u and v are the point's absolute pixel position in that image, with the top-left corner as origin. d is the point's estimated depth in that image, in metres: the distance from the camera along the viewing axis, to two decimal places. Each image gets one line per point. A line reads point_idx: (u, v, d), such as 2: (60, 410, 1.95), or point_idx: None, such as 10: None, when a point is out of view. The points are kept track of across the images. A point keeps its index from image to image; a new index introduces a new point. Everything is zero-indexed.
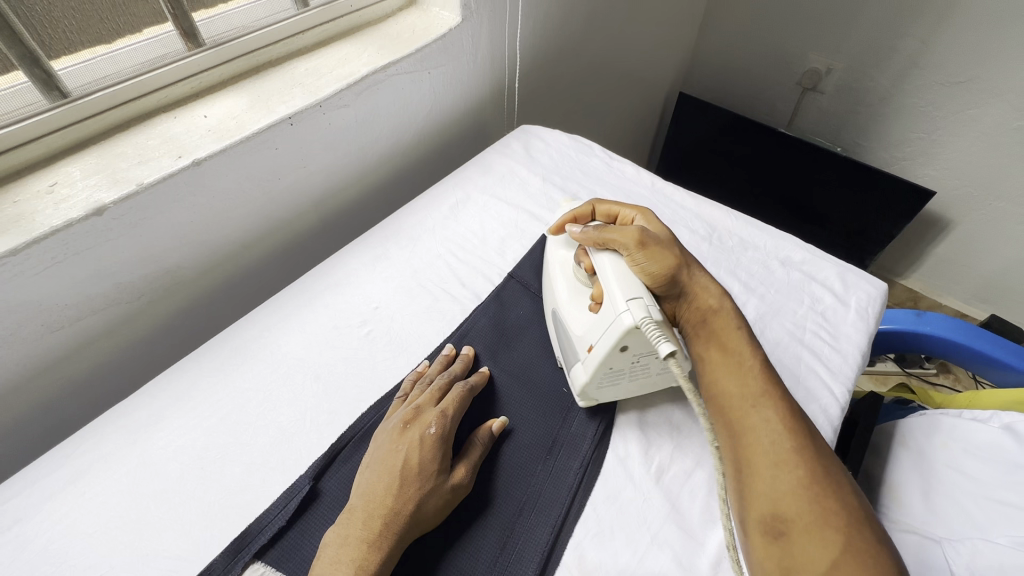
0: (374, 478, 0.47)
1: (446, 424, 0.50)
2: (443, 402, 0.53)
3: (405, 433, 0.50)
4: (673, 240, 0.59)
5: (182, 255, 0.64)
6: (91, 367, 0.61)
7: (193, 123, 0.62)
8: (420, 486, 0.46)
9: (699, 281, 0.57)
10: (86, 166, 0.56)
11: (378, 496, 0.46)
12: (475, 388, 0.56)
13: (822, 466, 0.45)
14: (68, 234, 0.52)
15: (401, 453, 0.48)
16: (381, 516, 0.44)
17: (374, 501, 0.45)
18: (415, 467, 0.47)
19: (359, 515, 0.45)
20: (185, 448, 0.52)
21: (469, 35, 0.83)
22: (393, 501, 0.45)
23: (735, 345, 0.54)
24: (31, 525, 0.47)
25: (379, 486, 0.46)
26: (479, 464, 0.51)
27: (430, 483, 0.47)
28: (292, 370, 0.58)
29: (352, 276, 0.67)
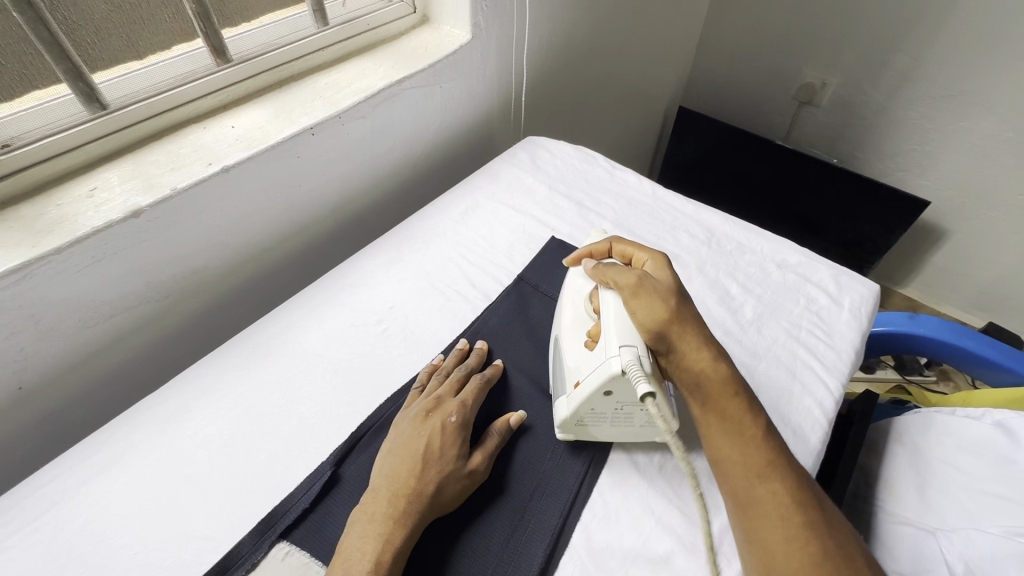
0: (398, 461, 0.50)
1: (466, 413, 0.54)
2: (462, 392, 0.56)
3: (426, 420, 0.53)
4: (678, 296, 0.56)
5: (208, 256, 0.67)
6: (120, 363, 0.64)
7: (221, 132, 0.66)
8: (441, 470, 0.49)
9: (697, 337, 0.54)
10: (122, 172, 0.60)
11: (401, 477, 0.48)
12: (490, 380, 0.59)
13: (832, 544, 0.44)
14: (107, 234, 0.55)
15: (423, 439, 0.51)
16: (404, 496, 0.47)
17: (397, 483, 0.48)
18: (436, 452, 0.50)
19: (385, 493, 0.48)
20: (213, 436, 0.55)
21: (478, 51, 0.87)
22: (415, 483, 0.48)
23: (735, 412, 0.51)
24: (67, 508, 0.49)
25: (402, 468, 0.49)
26: (496, 454, 0.54)
27: (451, 469, 0.49)
28: (312, 364, 0.61)
29: (368, 278, 0.71)
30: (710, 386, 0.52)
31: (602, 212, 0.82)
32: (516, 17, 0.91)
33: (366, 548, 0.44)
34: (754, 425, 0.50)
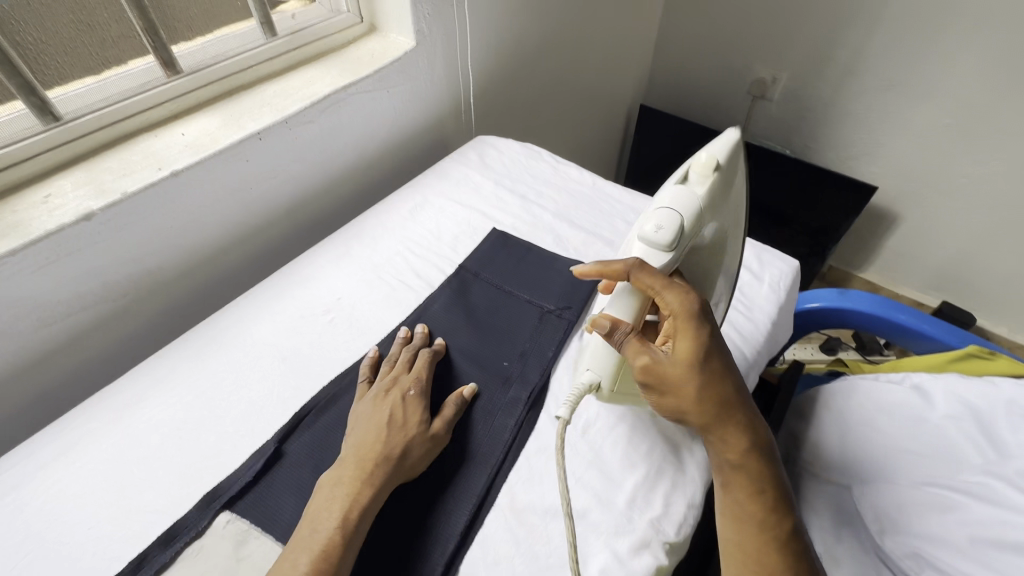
0: (363, 432, 0.54)
1: (422, 386, 0.59)
2: (415, 369, 0.61)
3: (387, 396, 0.58)
4: (704, 361, 0.50)
5: (162, 257, 0.71)
6: (79, 361, 0.67)
7: (172, 139, 0.71)
8: (406, 435, 0.54)
9: (727, 426, 0.51)
10: (76, 179, 0.64)
11: (368, 443, 0.53)
12: (437, 355, 0.64)
13: None
14: (59, 237, 0.59)
15: (386, 410, 0.56)
16: (373, 459, 0.52)
17: (364, 449, 0.52)
18: (400, 420, 0.55)
19: (351, 459, 0.52)
20: (165, 421, 0.58)
21: (424, 57, 0.92)
22: (382, 447, 0.53)
23: (756, 506, 0.50)
24: (25, 491, 0.53)
25: (368, 437, 0.54)
26: (456, 422, 0.58)
27: (415, 434, 0.54)
28: (262, 353, 0.65)
29: (317, 273, 0.75)
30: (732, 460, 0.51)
31: (544, 204, 0.86)
32: (459, 24, 0.96)
33: (335, 507, 0.48)
34: (770, 502, 0.50)
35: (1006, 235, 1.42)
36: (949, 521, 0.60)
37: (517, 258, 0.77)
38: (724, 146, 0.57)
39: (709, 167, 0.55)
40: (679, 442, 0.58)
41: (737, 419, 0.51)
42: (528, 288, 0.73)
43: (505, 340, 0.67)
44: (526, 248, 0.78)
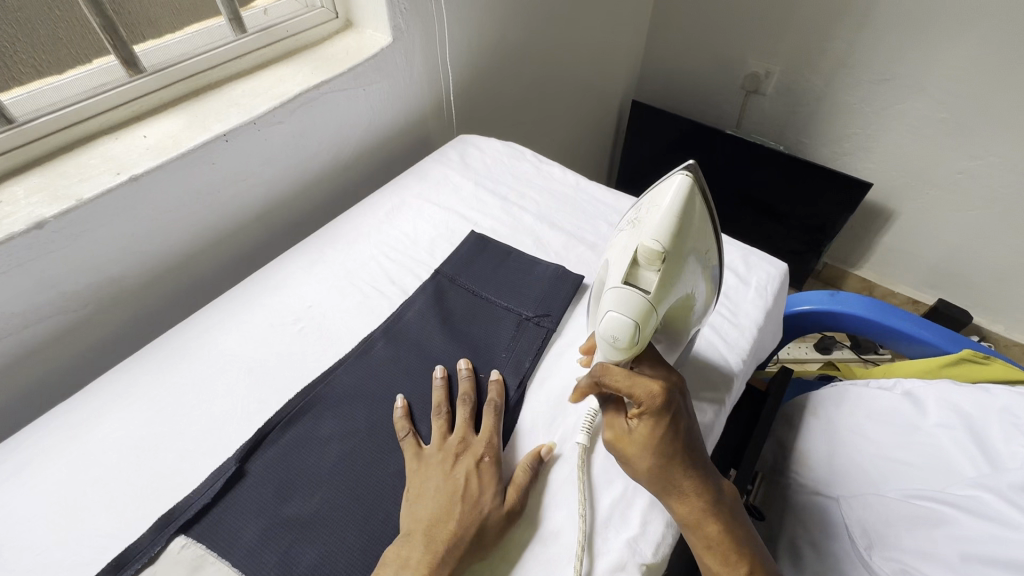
0: (431, 502, 0.49)
1: (495, 451, 0.54)
2: (482, 428, 0.55)
3: (458, 462, 0.52)
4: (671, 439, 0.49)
5: (126, 265, 0.68)
6: (39, 375, 0.65)
7: (133, 142, 0.68)
8: (480, 511, 0.48)
9: (688, 501, 0.50)
10: (30, 185, 0.61)
11: (441, 521, 0.47)
12: (501, 409, 0.58)
13: None
14: (10, 246, 0.56)
15: (459, 478, 0.51)
16: (446, 545, 0.46)
17: (435, 526, 0.47)
18: (473, 492, 0.50)
19: (419, 536, 0.47)
20: (123, 439, 0.56)
21: (401, 54, 0.89)
22: (459, 530, 0.47)
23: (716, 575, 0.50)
24: None
25: (436, 510, 0.48)
26: (529, 489, 0.52)
27: (491, 509, 0.49)
28: (227, 365, 0.62)
29: (288, 279, 0.72)
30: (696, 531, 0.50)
31: (525, 206, 0.84)
32: (438, 19, 0.93)
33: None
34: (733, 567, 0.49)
35: (1003, 232, 1.40)
36: (940, 536, 0.57)
37: (497, 262, 0.74)
38: (671, 214, 0.46)
39: (653, 260, 0.46)
40: None
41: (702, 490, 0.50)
42: (506, 295, 0.70)
43: (480, 348, 0.64)
44: (506, 252, 0.76)
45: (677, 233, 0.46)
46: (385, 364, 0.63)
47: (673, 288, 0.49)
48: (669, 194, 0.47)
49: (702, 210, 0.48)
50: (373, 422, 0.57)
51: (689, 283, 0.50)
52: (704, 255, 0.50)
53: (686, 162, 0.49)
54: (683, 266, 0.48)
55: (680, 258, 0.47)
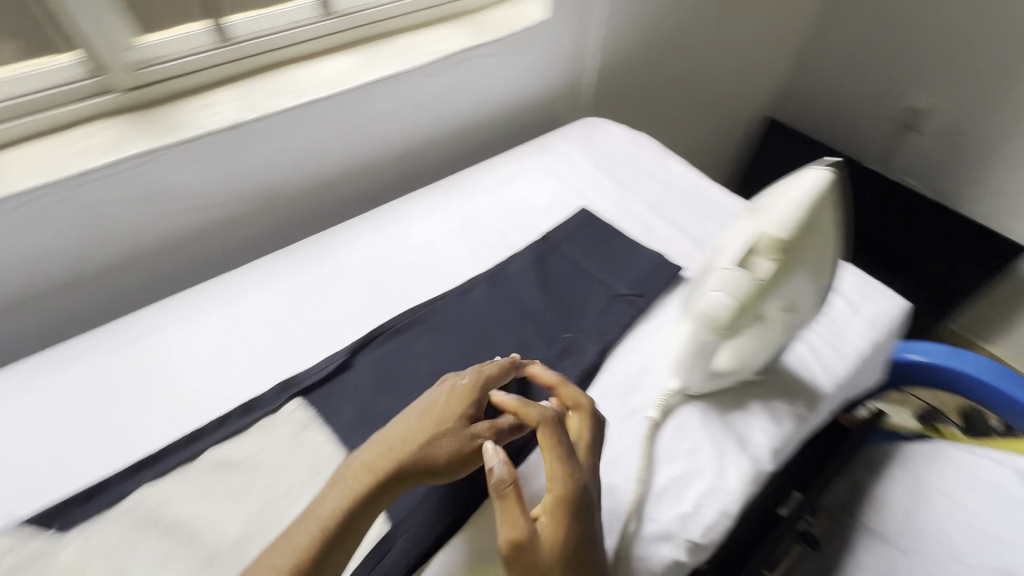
0: (400, 415, 0.49)
1: (481, 385, 0.51)
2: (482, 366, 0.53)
3: (441, 385, 0.52)
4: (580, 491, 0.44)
5: (288, 175, 0.79)
6: (208, 250, 0.79)
7: (315, 72, 0.78)
8: (438, 430, 0.47)
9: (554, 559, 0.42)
10: (234, 94, 0.74)
11: (397, 431, 0.47)
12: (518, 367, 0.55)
13: None
14: (213, 140, 0.69)
15: (431, 398, 0.50)
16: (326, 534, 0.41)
17: (391, 436, 0.47)
18: (439, 412, 0.48)
19: (375, 441, 0.47)
20: (263, 314, 0.66)
21: (551, 30, 0.93)
22: (358, 513, 0.43)
23: None
24: (151, 342, 0.63)
25: (402, 421, 0.48)
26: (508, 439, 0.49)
27: (449, 432, 0.47)
28: (351, 275, 0.71)
29: (412, 216, 0.80)
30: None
31: (640, 193, 0.85)
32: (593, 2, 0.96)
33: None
34: None
35: None
36: None
37: (603, 239, 0.77)
38: (804, 203, 0.49)
39: (776, 242, 0.49)
40: (727, 448, 0.56)
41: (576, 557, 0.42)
42: (605, 269, 0.73)
43: (571, 312, 0.68)
44: (613, 232, 0.78)
45: (805, 221, 0.49)
46: (482, 305, 0.68)
47: (788, 277, 0.50)
48: (806, 185, 0.50)
49: (833, 218, 0.51)
50: (462, 352, 0.63)
51: (804, 286, 0.52)
52: (823, 257, 0.52)
53: (830, 160, 0.52)
54: (802, 257, 0.50)
55: (801, 248, 0.50)
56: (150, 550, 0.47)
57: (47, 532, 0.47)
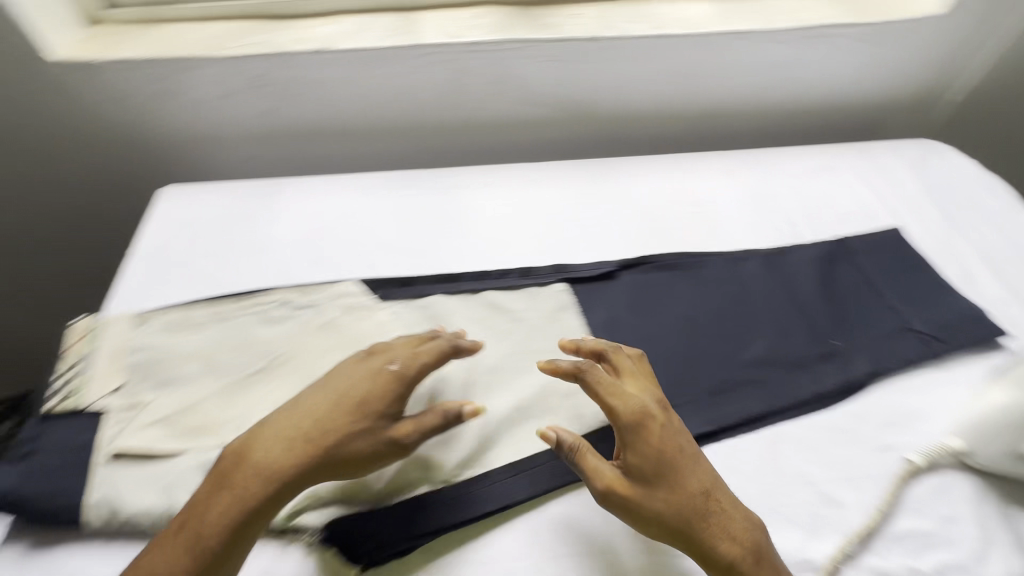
0: (312, 399, 0.46)
1: (411, 371, 0.47)
2: (420, 349, 0.49)
3: (365, 360, 0.48)
4: (646, 413, 0.46)
5: (607, 97, 0.83)
6: (514, 140, 0.86)
7: (672, 10, 0.80)
8: (347, 423, 0.44)
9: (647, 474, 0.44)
10: (598, 10, 0.79)
11: (304, 415, 0.45)
12: (459, 350, 0.50)
13: None
14: (570, 45, 0.75)
15: (348, 381, 0.46)
16: (303, 433, 0.44)
17: (290, 427, 0.44)
18: (353, 400, 0.45)
19: (268, 432, 0.44)
20: (551, 205, 0.73)
21: (933, 29, 0.82)
22: (334, 414, 0.44)
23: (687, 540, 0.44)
24: (463, 192, 0.74)
25: (306, 407, 0.45)
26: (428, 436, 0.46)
27: (358, 428, 0.44)
28: (635, 205, 0.74)
29: (704, 174, 0.79)
30: (691, 528, 0.44)
31: (969, 239, 0.73)
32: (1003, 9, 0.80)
33: (262, 490, 0.42)
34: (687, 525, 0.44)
35: None
36: None
37: (909, 266, 0.68)
38: None
39: None
40: (993, 536, 0.49)
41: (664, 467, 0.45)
42: (903, 298, 0.65)
43: (847, 324, 0.63)
44: (923, 263, 0.68)
45: None
46: (751, 278, 0.67)
47: None
48: None
49: None
50: (718, 310, 0.63)
51: None
52: None
53: None
54: None
55: None
56: None
57: (372, 295, 0.62)
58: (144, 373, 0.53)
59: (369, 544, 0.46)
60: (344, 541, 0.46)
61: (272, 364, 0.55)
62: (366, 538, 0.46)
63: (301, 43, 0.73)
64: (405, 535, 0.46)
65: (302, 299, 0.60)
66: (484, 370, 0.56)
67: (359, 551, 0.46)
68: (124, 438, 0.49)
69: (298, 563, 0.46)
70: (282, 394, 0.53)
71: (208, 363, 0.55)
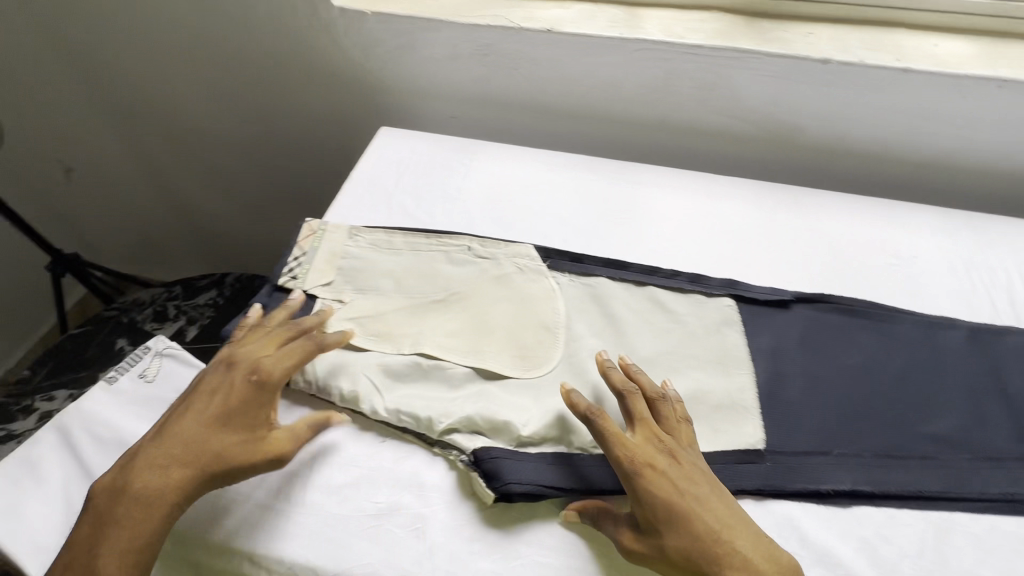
0: (180, 434, 0.48)
1: (273, 375, 0.50)
2: (280, 352, 0.52)
3: (229, 373, 0.51)
4: (643, 456, 0.47)
5: (817, 125, 0.78)
6: (701, 150, 0.86)
7: (923, 44, 0.73)
8: (221, 440, 0.47)
9: (660, 523, 0.44)
10: (835, 33, 0.74)
11: (182, 445, 0.47)
12: (319, 345, 0.53)
13: None
14: (798, 62, 0.72)
15: (212, 404, 0.49)
16: (221, 401, 0.49)
17: (167, 455, 0.47)
18: (223, 416, 0.48)
19: (156, 460, 0.47)
20: (731, 221, 0.72)
21: None
22: (241, 385, 0.50)
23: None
24: (646, 188, 0.75)
25: (187, 431, 0.48)
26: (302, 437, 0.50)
27: (237, 437, 0.48)
28: (823, 240, 0.70)
29: (910, 225, 0.72)
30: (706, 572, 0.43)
31: None
32: None
33: (202, 449, 0.47)
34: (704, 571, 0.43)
35: None
36: None
37: None
38: None
39: None
40: None
41: (677, 514, 0.44)
42: None
43: None
44: None
45: None
46: (946, 351, 0.60)
47: None
48: None
49: None
50: (898, 372, 0.58)
51: None
52: None
53: None
54: None
55: None
56: (593, 321, 0.61)
57: (543, 261, 0.65)
58: (348, 278, 0.62)
59: (510, 480, 0.47)
60: (488, 468, 0.48)
61: (451, 299, 0.61)
62: (509, 474, 0.48)
63: (531, 22, 0.78)
64: (543, 484, 0.48)
65: (482, 250, 0.66)
66: (637, 360, 0.58)
67: (500, 484, 0.47)
68: (329, 324, 0.57)
69: (442, 473, 0.51)
70: (455, 327, 0.59)
71: (399, 283, 0.63)
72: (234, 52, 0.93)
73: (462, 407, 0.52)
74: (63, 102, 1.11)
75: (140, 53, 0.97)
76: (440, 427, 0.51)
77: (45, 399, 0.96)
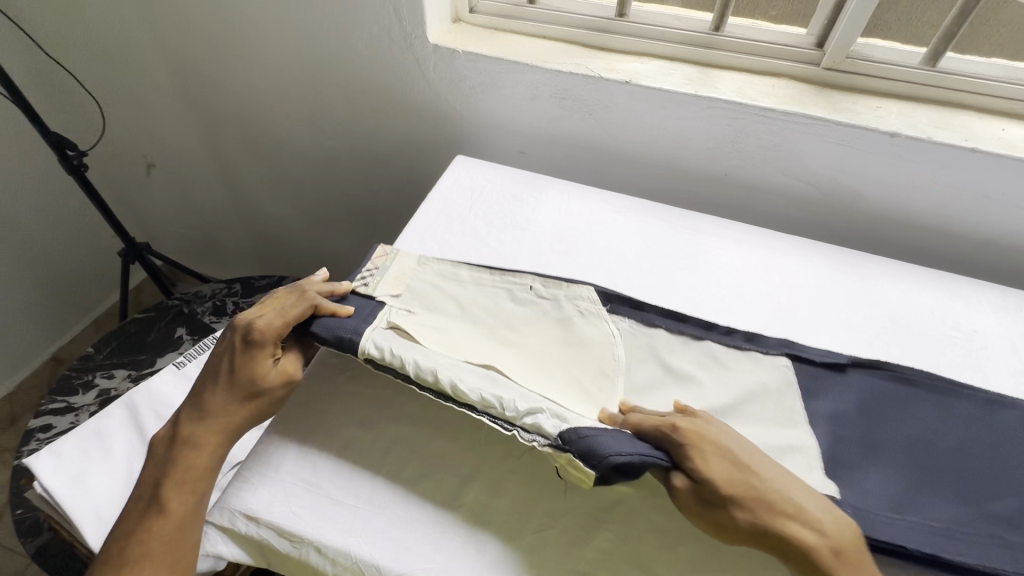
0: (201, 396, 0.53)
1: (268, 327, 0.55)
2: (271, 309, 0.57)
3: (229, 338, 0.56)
4: (678, 424, 0.49)
5: (878, 194, 0.81)
6: (759, 205, 0.89)
7: (991, 127, 0.75)
8: (233, 391, 0.53)
9: (714, 475, 0.46)
10: (903, 110, 0.78)
11: (201, 408, 0.53)
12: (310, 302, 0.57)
13: None
14: (865, 133, 0.75)
15: (221, 364, 0.54)
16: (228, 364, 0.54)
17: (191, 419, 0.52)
18: (231, 372, 0.53)
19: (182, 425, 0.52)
20: (790, 278, 0.74)
21: None
22: (241, 348, 0.54)
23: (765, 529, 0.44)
24: (707, 238, 0.78)
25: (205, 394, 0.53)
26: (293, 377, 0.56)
27: (245, 386, 0.53)
28: (881, 306, 0.71)
29: (970, 299, 0.73)
30: (762, 513, 0.44)
31: None
32: None
33: (214, 407, 0.52)
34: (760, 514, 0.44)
35: None
36: None
37: None
38: None
39: None
40: None
41: (725, 464, 0.47)
42: None
43: None
44: None
45: None
46: (1002, 430, 0.59)
47: None
48: None
49: None
50: (958, 444, 0.58)
51: None
52: None
53: None
54: None
55: None
56: (657, 358, 0.63)
57: (602, 304, 0.67)
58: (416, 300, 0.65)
59: (608, 452, 0.46)
60: (584, 443, 0.47)
61: (514, 333, 0.63)
62: (604, 447, 0.47)
63: (611, 73, 0.83)
64: (642, 453, 0.47)
65: (544, 290, 0.68)
66: (699, 400, 0.59)
67: (598, 459, 0.46)
68: (400, 319, 0.60)
69: (502, 489, 0.52)
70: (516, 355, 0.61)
71: (465, 311, 0.65)
72: (325, 76, 1.00)
73: (541, 402, 0.54)
74: (157, 104, 1.20)
75: (240, 68, 1.05)
76: (514, 414, 0.51)
77: (105, 377, 1.02)
